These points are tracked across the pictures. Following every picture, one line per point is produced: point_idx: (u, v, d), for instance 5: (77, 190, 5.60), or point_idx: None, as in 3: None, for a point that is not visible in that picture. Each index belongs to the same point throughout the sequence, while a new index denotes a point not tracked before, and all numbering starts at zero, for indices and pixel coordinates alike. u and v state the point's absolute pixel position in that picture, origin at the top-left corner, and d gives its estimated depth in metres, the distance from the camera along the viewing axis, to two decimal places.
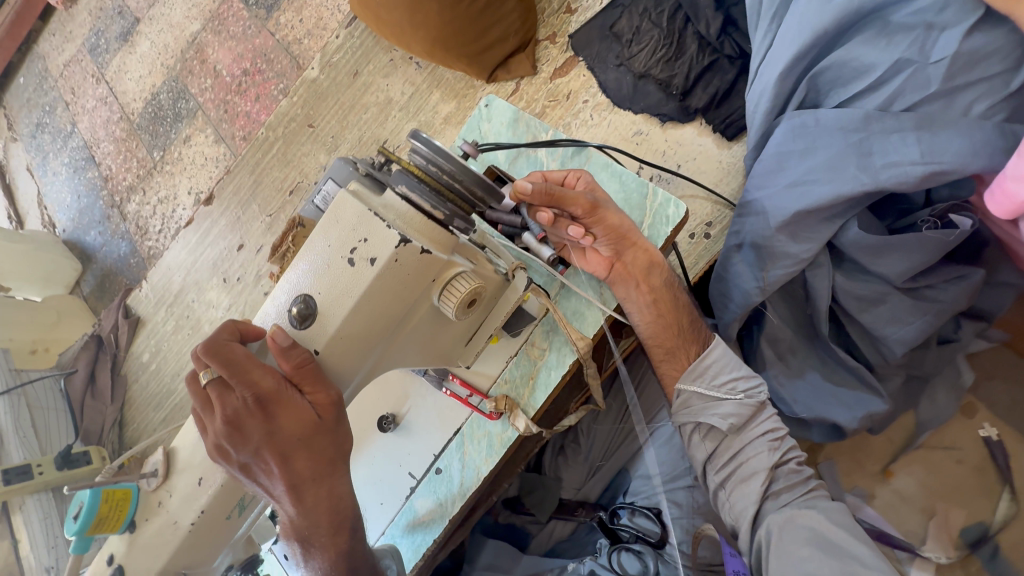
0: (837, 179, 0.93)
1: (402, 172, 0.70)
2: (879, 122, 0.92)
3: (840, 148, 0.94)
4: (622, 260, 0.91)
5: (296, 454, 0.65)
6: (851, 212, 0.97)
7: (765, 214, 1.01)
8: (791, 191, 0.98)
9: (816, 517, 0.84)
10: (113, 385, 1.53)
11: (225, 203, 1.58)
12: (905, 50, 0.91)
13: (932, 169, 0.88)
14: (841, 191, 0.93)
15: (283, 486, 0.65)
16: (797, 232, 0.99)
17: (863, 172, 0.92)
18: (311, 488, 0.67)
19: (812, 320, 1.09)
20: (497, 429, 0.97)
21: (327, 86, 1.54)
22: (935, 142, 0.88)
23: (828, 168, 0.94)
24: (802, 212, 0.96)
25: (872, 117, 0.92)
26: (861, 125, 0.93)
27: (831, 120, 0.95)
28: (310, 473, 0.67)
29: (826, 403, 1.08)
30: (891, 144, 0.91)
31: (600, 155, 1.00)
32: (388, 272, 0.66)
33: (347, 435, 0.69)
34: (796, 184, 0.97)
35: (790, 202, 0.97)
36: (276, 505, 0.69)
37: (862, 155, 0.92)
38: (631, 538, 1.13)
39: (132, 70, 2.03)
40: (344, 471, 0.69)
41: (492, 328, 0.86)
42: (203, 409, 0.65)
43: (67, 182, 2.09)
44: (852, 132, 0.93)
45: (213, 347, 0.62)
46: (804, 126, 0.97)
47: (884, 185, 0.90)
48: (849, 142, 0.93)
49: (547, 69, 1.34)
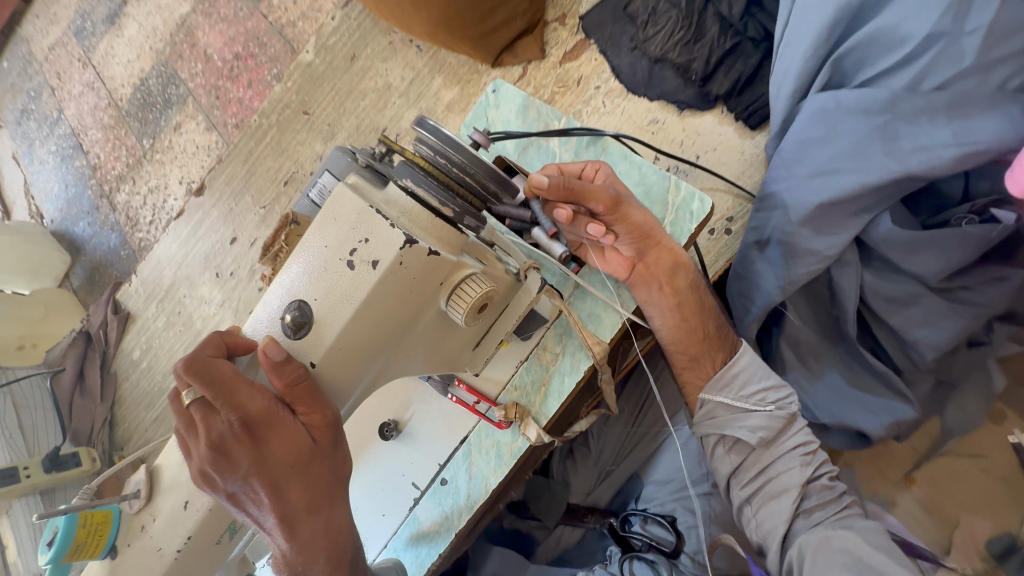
0: (863, 167, 0.86)
1: (406, 163, 0.64)
2: (907, 102, 0.84)
3: (863, 133, 0.86)
4: (644, 260, 0.86)
5: (290, 482, 0.59)
6: (879, 204, 0.90)
7: (784, 208, 0.94)
8: (813, 183, 0.90)
9: (852, 539, 0.82)
10: (103, 384, 1.46)
11: (218, 193, 1.50)
12: (939, 21, 0.81)
13: (965, 151, 0.81)
14: (867, 180, 0.86)
15: (275, 518, 0.59)
16: (821, 226, 0.92)
17: (888, 158, 0.85)
18: (306, 520, 0.62)
19: (837, 321, 1.02)
20: (507, 438, 0.91)
21: (323, 70, 1.46)
22: (968, 124, 0.82)
23: (850, 156, 0.87)
24: (826, 204, 0.89)
25: (900, 98, 0.84)
26: (888, 106, 0.84)
27: (855, 101, 0.86)
28: (305, 503, 0.61)
29: (851, 409, 1.03)
30: (919, 125, 0.83)
31: (617, 144, 0.93)
32: (392, 277, 0.60)
33: (344, 458, 0.65)
34: (817, 175, 0.90)
35: (813, 193, 0.90)
36: (267, 537, 0.63)
37: (890, 140, 0.85)
38: (642, 546, 1.07)
39: (119, 54, 1.93)
40: (341, 498, 0.64)
41: (503, 333, 0.79)
42: (187, 430, 0.57)
43: (54, 171, 2.00)
44: (877, 114, 0.85)
45: (196, 363, 0.55)
46: (825, 110, 0.89)
47: (913, 171, 0.83)
48: (874, 126, 0.86)
49: (556, 53, 1.26)
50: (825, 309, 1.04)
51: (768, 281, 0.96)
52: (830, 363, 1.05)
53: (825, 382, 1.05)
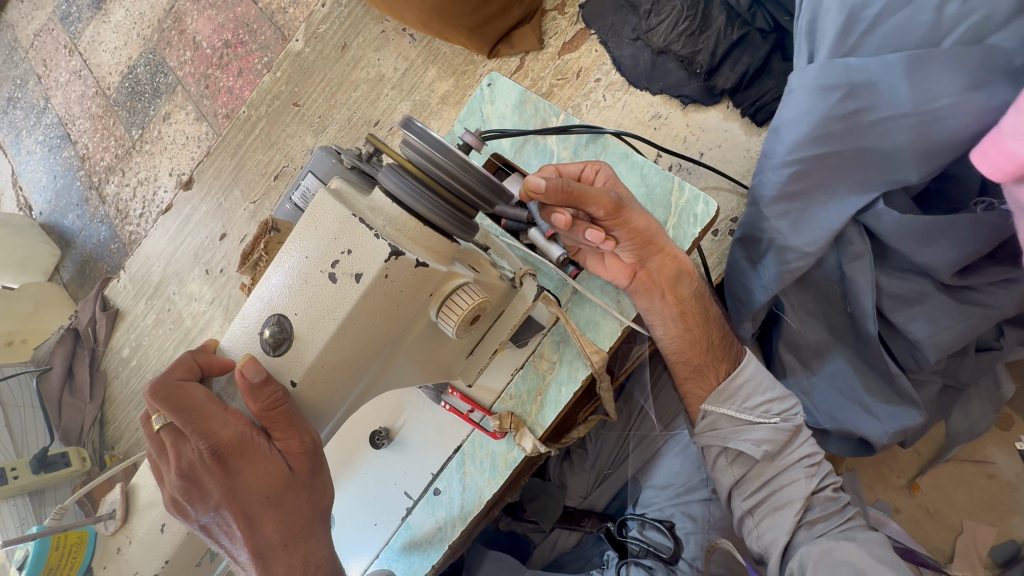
0: (827, 151, 0.79)
1: (393, 167, 0.59)
2: (864, 71, 0.76)
3: (822, 112, 0.78)
4: (646, 268, 0.84)
5: (263, 514, 0.60)
6: (866, 189, 0.81)
7: (757, 202, 0.87)
8: (782, 173, 0.82)
9: (855, 551, 0.79)
10: (93, 381, 1.33)
11: (206, 187, 1.45)
12: None
13: (923, 120, 0.76)
14: (831, 164, 0.80)
15: (247, 552, 0.60)
16: (799, 218, 0.85)
17: (846, 135, 0.78)
18: (281, 555, 0.62)
19: (845, 316, 0.93)
20: (502, 449, 0.88)
21: (313, 59, 1.41)
22: (928, 84, 0.74)
23: (814, 141, 0.79)
24: (789, 189, 0.83)
25: (853, 67, 0.76)
26: (847, 79, 0.76)
27: (811, 78, 0.79)
28: (279, 537, 0.62)
29: (854, 411, 0.95)
30: (879, 96, 0.76)
31: (618, 143, 0.89)
32: (376, 291, 0.57)
33: (324, 490, 0.65)
34: (787, 164, 0.81)
35: (784, 183, 0.83)
36: (243, 570, 0.65)
37: (853, 116, 0.77)
38: (640, 552, 1.02)
39: (106, 41, 1.87)
40: (321, 532, 0.64)
41: (497, 343, 0.75)
42: (159, 455, 0.60)
43: (42, 162, 1.94)
44: (834, 88, 0.77)
45: (165, 389, 0.56)
46: (790, 93, 0.82)
47: (869, 148, 0.79)
48: (831, 105, 0.77)
49: (554, 44, 1.21)
50: (827, 310, 0.95)
51: (759, 282, 0.92)
52: (829, 358, 0.96)
53: (829, 379, 0.97)
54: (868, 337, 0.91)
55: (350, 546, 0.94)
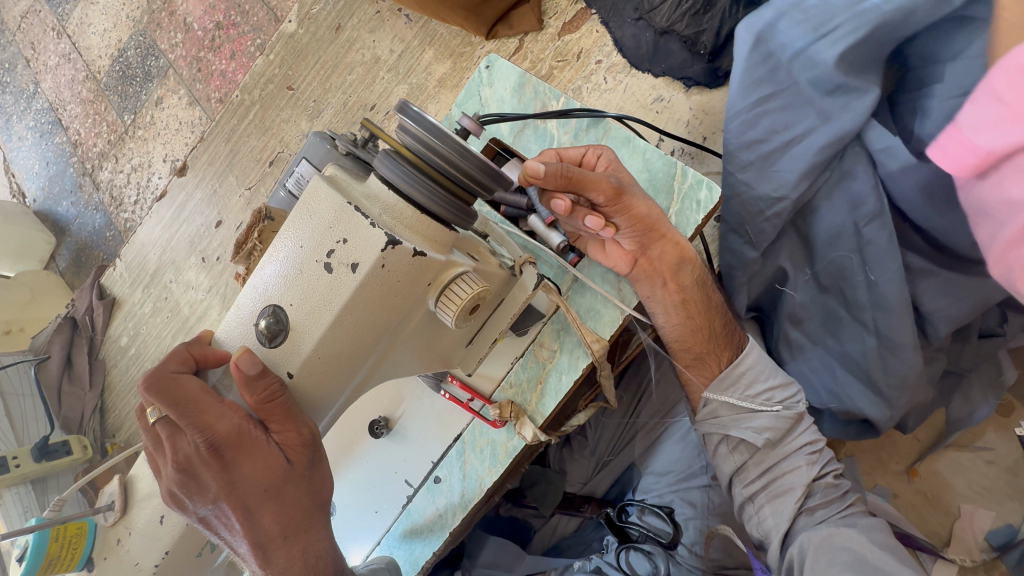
0: (763, 97, 0.85)
1: (389, 153, 0.57)
2: (763, 21, 0.84)
3: (742, 67, 0.86)
4: (648, 255, 0.83)
5: (261, 506, 0.60)
6: (823, 120, 0.82)
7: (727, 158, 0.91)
8: (736, 126, 0.88)
9: (855, 537, 0.80)
10: (92, 370, 1.32)
11: (200, 173, 1.42)
12: None
13: (833, 35, 0.79)
14: (773, 107, 0.85)
15: (246, 544, 0.60)
16: (769, 162, 0.87)
17: (774, 77, 0.85)
18: (281, 547, 0.62)
19: (864, 290, 0.86)
20: (502, 437, 0.88)
21: (306, 42, 1.37)
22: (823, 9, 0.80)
23: (748, 92, 0.86)
24: (744, 139, 0.88)
25: (752, 23, 0.85)
26: (752, 31, 0.85)
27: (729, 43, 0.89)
28: (279, 529, 0.62)
29: (863, 393, 0.91)
30: (784, 35, 0.83)
31: (620, 127, 0.87)
32: (373, 281, 0.55)
33: (323, 482, 0.64)
34: (733, 119, 0.88)
35: (743, 133, 0.88)
36: (242, 560, 0.65)
37: (770, 59, 0.84)
38: (640, 537, 1.01)
39: (95, 23, 1.82)
40: (320, 522, 0.64)
41: (497, 331, 0.75)
42: (156, 448, 0.60)
43: (34, 148, 1.91)
44: (748, 43, 0.86)
45: (159, 382, 0.55)
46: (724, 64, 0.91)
47: (800, 79, 0.82)
48: (749, 58, 0.85)
49: (554, 24, 1.18)
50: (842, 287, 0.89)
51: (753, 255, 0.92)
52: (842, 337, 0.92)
53: (839, 358, 0.92)
54: (892, 306, 0.83)
55: (351, 534, 0.95)
